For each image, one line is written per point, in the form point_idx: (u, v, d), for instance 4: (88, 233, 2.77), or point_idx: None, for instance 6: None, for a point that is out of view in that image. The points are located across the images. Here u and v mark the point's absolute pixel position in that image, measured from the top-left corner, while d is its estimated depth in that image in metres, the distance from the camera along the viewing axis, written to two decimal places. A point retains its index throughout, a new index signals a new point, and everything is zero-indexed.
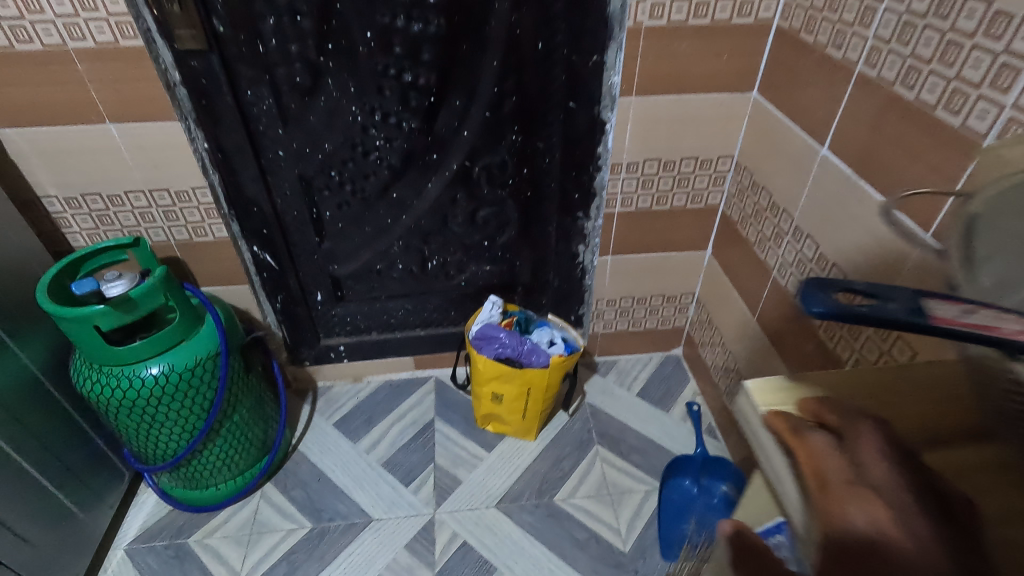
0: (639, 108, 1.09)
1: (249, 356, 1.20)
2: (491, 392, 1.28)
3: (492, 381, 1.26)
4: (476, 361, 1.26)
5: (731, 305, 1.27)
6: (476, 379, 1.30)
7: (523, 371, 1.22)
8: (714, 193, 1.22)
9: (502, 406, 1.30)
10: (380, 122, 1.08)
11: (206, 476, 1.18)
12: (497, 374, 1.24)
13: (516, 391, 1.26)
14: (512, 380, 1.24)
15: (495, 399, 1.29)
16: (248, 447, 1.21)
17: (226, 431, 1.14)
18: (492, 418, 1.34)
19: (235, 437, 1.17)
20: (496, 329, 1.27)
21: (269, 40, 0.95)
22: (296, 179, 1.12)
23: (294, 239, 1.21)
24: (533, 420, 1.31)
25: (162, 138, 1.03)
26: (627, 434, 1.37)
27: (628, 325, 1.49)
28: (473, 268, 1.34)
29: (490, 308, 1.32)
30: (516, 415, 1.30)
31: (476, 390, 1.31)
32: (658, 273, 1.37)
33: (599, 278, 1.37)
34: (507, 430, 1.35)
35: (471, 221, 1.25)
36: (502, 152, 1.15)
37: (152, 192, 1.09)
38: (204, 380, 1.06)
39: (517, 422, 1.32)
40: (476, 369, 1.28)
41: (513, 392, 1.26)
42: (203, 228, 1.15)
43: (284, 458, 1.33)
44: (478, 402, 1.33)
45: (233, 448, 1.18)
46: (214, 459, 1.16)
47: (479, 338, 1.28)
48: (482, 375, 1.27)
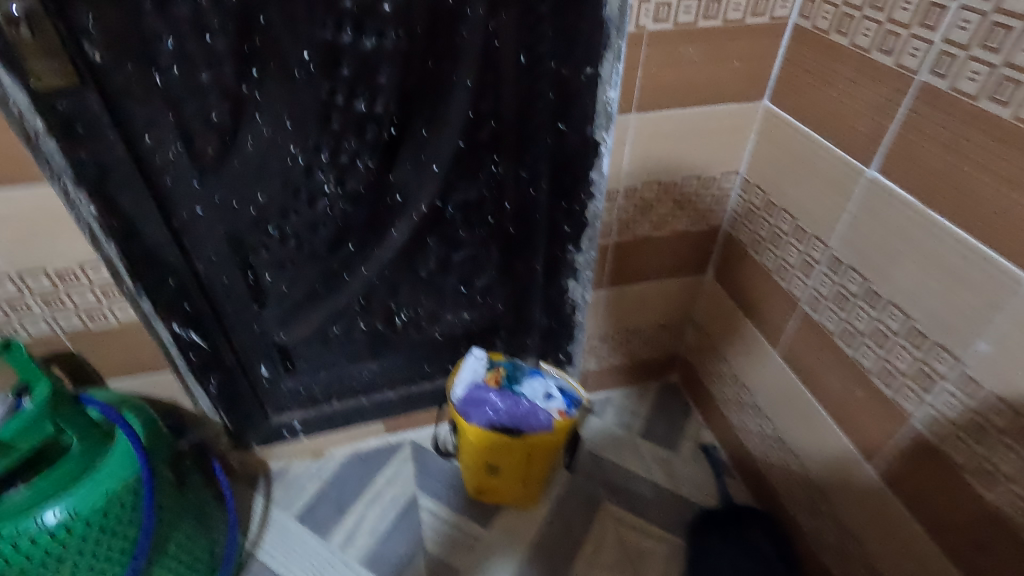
0: (639, 126, 0.92)
1: (181, 467, 0.95)
2: (487, 463, 1.10)
3: (488, 452, 1.08)
4: (465, 430, 1.07)
5: (741, 334, 1.14)
6: (465, 449, 1.10)
7: (527, 438, 1.05)
8: (716, 213, 1.09)
9: (500, 476, 1.11)
10: (328, 162, 0.86)
11: None
12: (494, 444, 1.06)
13: (517, 460, 1.08)
14: (512, 449, 1.06)
15: (490, 470, 1.11)
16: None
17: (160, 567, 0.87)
18: (486, 489, 1.16)
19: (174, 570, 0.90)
20: (486, 389, 1.10)
21: (169, 68, 0.71)
22: (223, 239, 0.88)
23: (226, 310, 0.97)
24: (535, 485, 1.14)
25: (27, 206, 0.75)
26: (636, 483, 1.23)
27: (622, 358, 1.34)
28: (449, 318, 1.14)
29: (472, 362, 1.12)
30: (516, 484, 1.13)
31: (466, 460, 1.12)
32: (654, 301, 1.23)
33: (591, 314, 1.21)
34: (504, 499, 1.17)
35: (444, 266, 1.05)
36: (480, 186, 0.96)
37: (20, 275, 0.81)
38: (123, 515, 0.80)
39: (516, 491, 1.14)
40: (465, 438, 1.09)
41: (512, 461, 1.08)
42: (101, 311, 0.88)
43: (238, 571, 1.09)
44: (469, 473, 1.14)
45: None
46: None
47: (465, 402, 1.09)
48: (474, 447, 1.08)
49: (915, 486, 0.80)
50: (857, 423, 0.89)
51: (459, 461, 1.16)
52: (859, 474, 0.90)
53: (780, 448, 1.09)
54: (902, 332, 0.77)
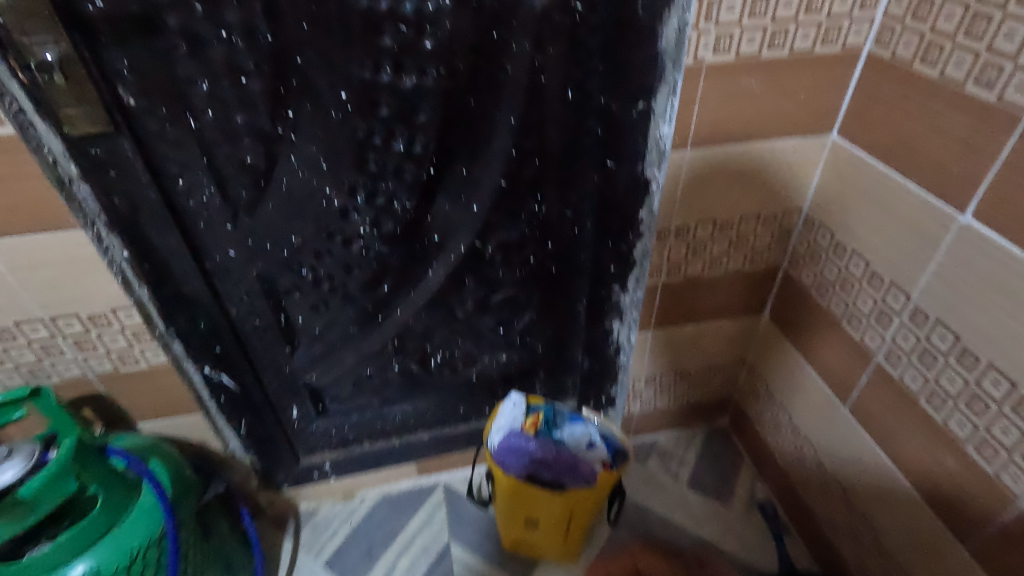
0: (693, 162, 0.86)
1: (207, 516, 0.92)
2: (523, 516, 1.03)
3: (524, 505, 1.02)
4: (500, 481, 1.01)
5: (802, 384, 1.04)
6: (500, 500, 1.05)
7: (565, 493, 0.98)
8: (775, 252, 1.00)
9: (537, 531, 1.05)
10: (363, 204, 0.82)
11: None
12: (529, 497, 1.00)
13: (555, 515, 1.01)
14: (549, 503, 1.00)
15: (527, 524, 1.04)
16: None
17: None
18: (523, 543, 1.09)
19: None
20: (522, 436, 1.03)
21: (203, 111, 0.69)
22: (256, 281, 0.86)
23: (258, 352, 0.94)
24: (575, 541, 1.07)
25: (60, 252, 0.74)
26: (683, 539, 1.14)
27: (668, 402, 1.25)
28: (486, 358, 1.09)
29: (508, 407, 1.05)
30: (555, 539, 1.06)
31: (501, 512, 1.06)
32: (704, 343, 1.15)
33: (637, 357, 1.13)
34: (543, 554, 1.10)
35: (482, 307, 1.00)
36: (521, 226, 0.91)
37: (53, 320, 0.79)
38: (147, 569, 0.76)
39: (554, 546, 1.07)
40: (500, 490, 1.03)
41: (550, 516, 1.02)
42: (132, 354, 0.86)
43: None
44: (506, 526, 1.08)
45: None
46: None
47: (501, 452, 1.02)
48: (509, 498, 1.02)
49: (1001, 563, 0.72)
50: (945, 495, 0.79)
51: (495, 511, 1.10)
52: (946, 553, 0.80)
53: (848, 511, 0.99)
54: (1004, 399, 0.68)
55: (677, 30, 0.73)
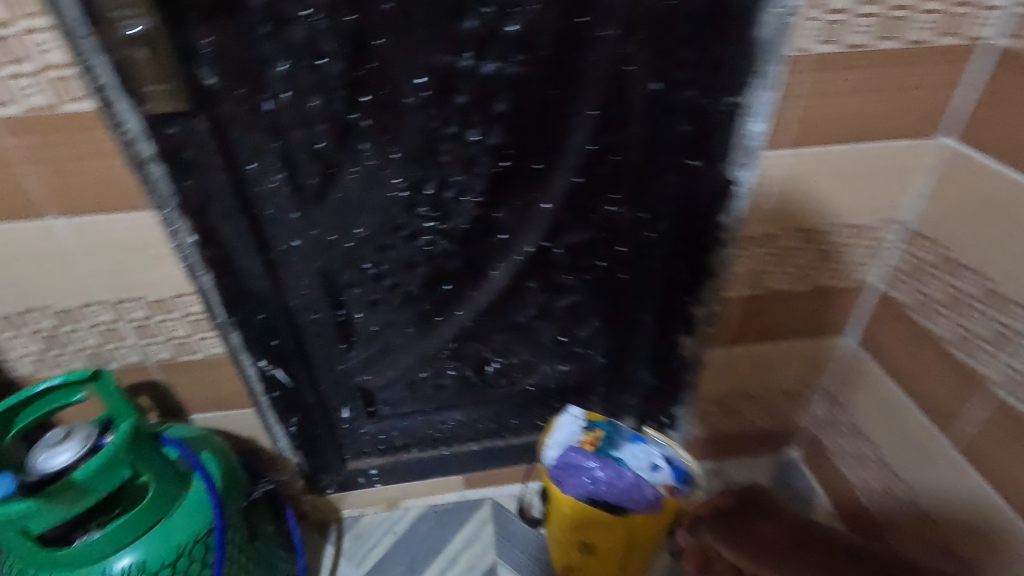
0: (787, 164, 0.78)
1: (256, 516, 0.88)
2: (579, 542, 0.96)
3: (581, 529, 0.94)
4: (557, 501, 0.94)
5: (895, 414, 0.95)
6: (554, 523, 0.98)
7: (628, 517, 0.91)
8: (869, 267, 0.92)
9: (593, 558, 0.97)
10: (431, 197, 0.78)
11: None
12: (589, 521, 0.92)
13: (615, 541, 0.94)
14: (610, 529, 0.92)
15: (583, 549, 0.97)
16: None
17: None
18: (575, 571, 1.02)
19: None
20: (582, 455, 0.96)
21: (279, 94, 0.67)
22: (317, 274, 0.83)
23: (314, 348, 0.91)
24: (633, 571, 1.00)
25: (129, 234, 0.73)
26: None
27: (736, 427, 1.16)
28: (544, 369, 1.03)
29: (564, 423, 1.00)
30: (611, 568, 0.98)
31: (553, 536, 0.99)
32: (780, 365, 1.06)
33: (706, 375, 1.05)
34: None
35: (544, 314, 0.95)
36: (592, 227, 0.86)
37: (118, 303, 0.79)
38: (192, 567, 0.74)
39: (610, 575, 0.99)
40: (554, 510, 0.96)
41: (609, 543, 0.94)
42: (191, 343, 0.84)
43: None
44: (558, 552, 1.01)
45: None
46: None
47: (558, 471, 0.95)
48: (566, 522, 0.95)
49: None
50: None
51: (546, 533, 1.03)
52: None
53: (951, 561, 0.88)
54: None
55: (779, 18, 0.67)
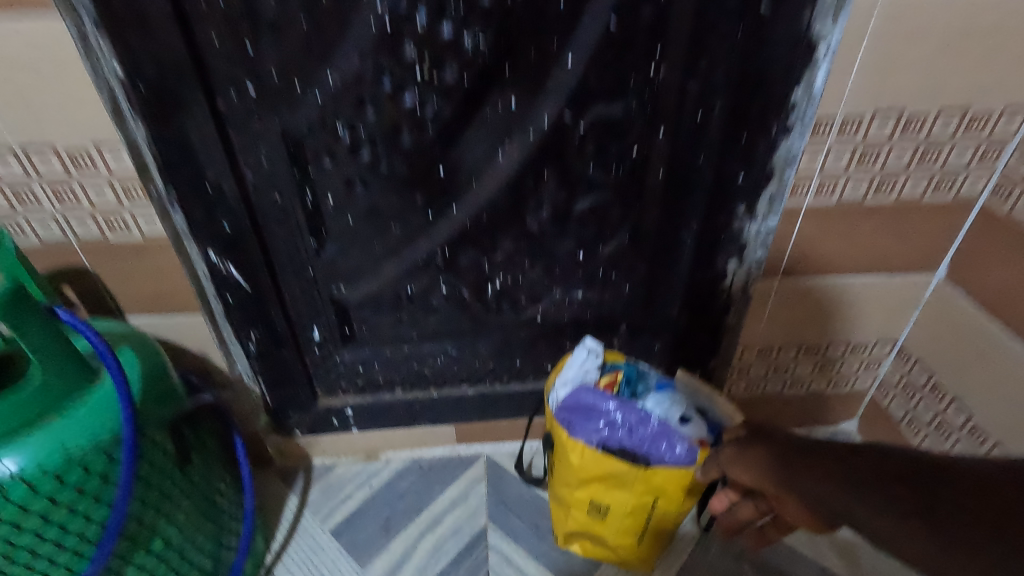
0: (887, 12, 0.61)
1: (198, 430, 0.72)
2: (590, 502, 0.77)
3: (593, 485, 0.76)
4: (564, 449, 0.76)
5: (1000, 368, 0.76)
6: (560, 478, 0.79)
7: (652, 472, 0.72)
8: (976, 175, 0.72)
9: (607, 524, 0.79)
10: (425, 37, 0.61)
11: None
12: (602, 475, 0.74)
13: (634, 503, 0.75)
14: (629, 486, 0.74)
15: (595, 510, 0.78)
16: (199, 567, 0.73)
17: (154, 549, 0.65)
18: (584, 539, 0.84)
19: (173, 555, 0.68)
20: (600, 396, 0.76)
21: None
22: (279, 140, 0.66)
23: (277, 243, 0.75)
24: (655, 545, 0.81)
25: (32, 50, 0.57)
26: (798, 567, 0.85)
27: (782, 388, 0.97)
28: (557, 296, 0.85)
29: (582, 358, 0.80)
30: (628, 538, 0.80)
31: (559, 495, 0.81)
32: (846, 308, 0.87)
33: (753, 315, 0.87)
34: (609, 558, 0.84)
35: (561, 220, 0.77)
36: (628, 99, 0.67)
37: (25, 151, 0.63)
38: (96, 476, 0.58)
39: (627, 546, 0.81)
40: (561, 461, 0.78)
41: (627, 505, 0.76)
42: (122, 217, 0.68)
43: None
44: (564, 515, 0.82)
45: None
46: None
47: (566, 413, 0.77)
48: (573, 475, 0.76)
49: None
50: None
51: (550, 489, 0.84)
52: None
53: None
54: None
55: None
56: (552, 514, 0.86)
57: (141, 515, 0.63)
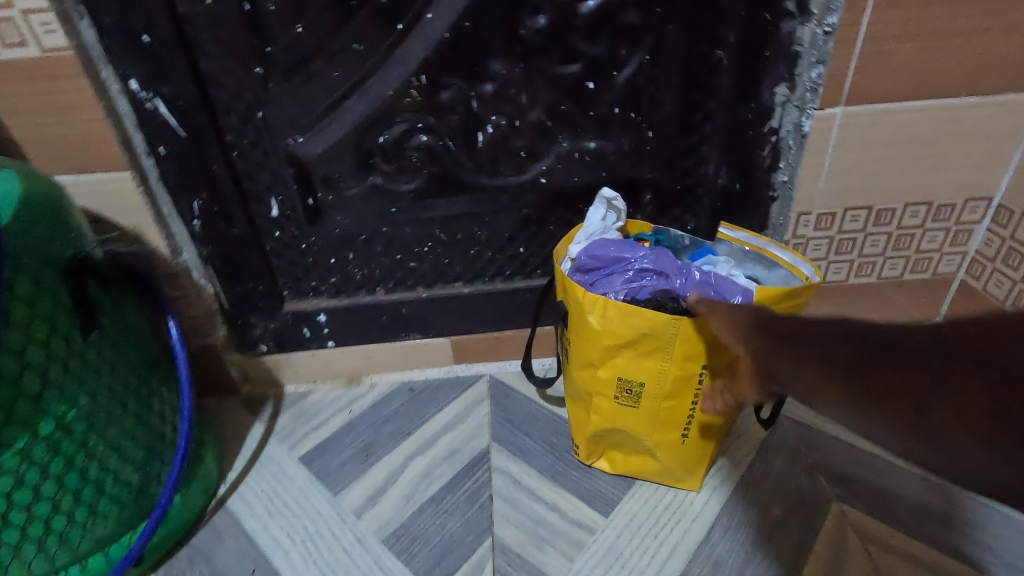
0: None
1: (110, 286, 0.57)
2: (618, 382, 0.60)
3: (621, 357, 0.59)
4: (580, 313, 0.59)
5: None
6: (578, 356, 0.62)
7: (696, 326, 0.55)
8: None
9: (641, 413, 0.61)
10: None
11: (31, 546, 0.53)
12: (632, 337, 0.57)
13: (676, 375, 0.58)
14: (668, 350, 0.57)
15: (623, 393, 0.61)
16: (119, 462, 0.57)
17: (50, 422, 0.50)
18: (612, 442, 0.67)
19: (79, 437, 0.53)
20: (623, 245, 0.61)
21: None
22: None
23: (213, 71, 0.61)
24: (703, 440, 0.64)
25: None
26: (889, 479, 0.67)
27: (847, 275, 0.79)
28: (564, 149, 0.69)
29: (600, 213, 0.65)
30: (668, 431, 0.63)
31: (578, 382, 0.64)
32: (928, 152, 0.69)
33: (810, 165, 0.69)
34: (646, 466, 0.67)
35: (563, 33, 0.61)
36: None
37: None
38: None
39: (669, 443, 0.64)
40: (577, 332, 0.61)
41: (667, 379, 0.59)
42: (12, 21, 0.55)
43: (204, 504, 0.70)
44: (585, 410, 0.65)
45: (65, 497, 0.53)
46: (38, 495, 0.51)
47: (583, 274, 0.62)
48: (595, 345, 0.59)
49: None
50: None
51: (566, 378, 0.67)
52: None
53: None
54: None
55: None
56: (570, 415, 0.69)
57: (27, 372, 0.48)
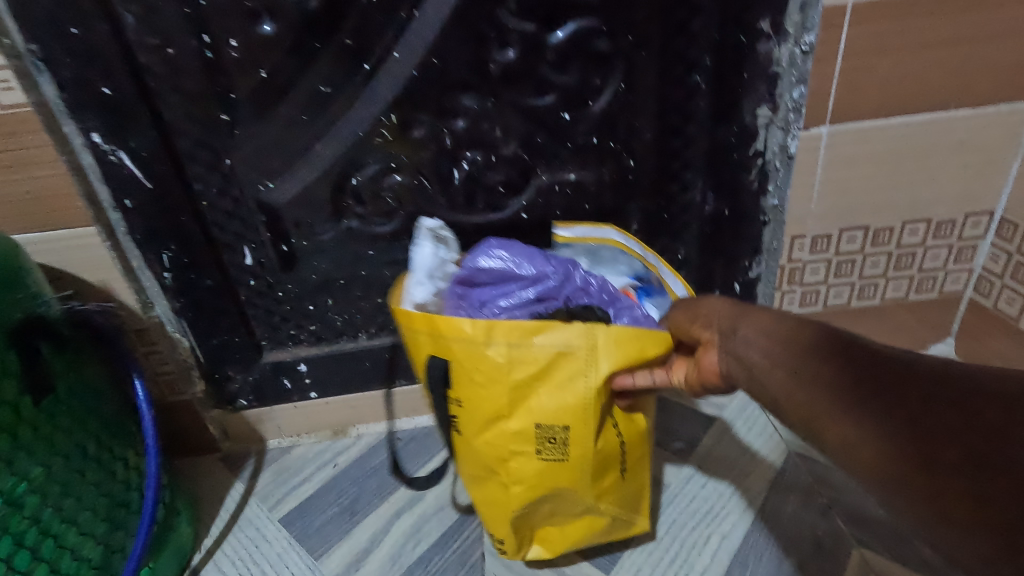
0: None
1: (68, 349, 0.54)
2: (536, 428, 0.53)
3: (535, 392, 0.52)
4: (480, 353, 0.51)
5: None
6: (483, 413, 0.54)
7: (610, 336, 0.51)
8: None
9: (569, 460, 0.54)
10: None
11: None
12: (545, 362, 0.51)
13: (599, 402, 0.52)
14: (585, 370, 0.51)
15: (545, 441, 0.53)
16: (74, 539, 0.53)
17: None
18: (543, 507, 0.58)
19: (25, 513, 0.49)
20: (513, 258, 0.61)
21: None
22: None
23: (177, 120, 0.59)
24: (636, 462, 0.59)
25: None
26: None
27: (849, 297, 0.76)
28: (543, 182, 0.67)
29: (429, 246, 0.62)
30: (604, 476, 0.57)
31: (486, 448, 0.55)
32: (922, 168, 0.66)
33: (801, 186, 0.67)
34: (592, 520, 0.59)
35: (533, 65, 0.60)
36: None
37: None
38: None
39: (602, 483, 0.57)
40: (478, 383, 0.53)
41: (591, 410, 0.52)
42: None
43: None
44: (503, 480, 0.56)
45: None
46: None
47: (456, 293, 0.61)
48: (504, 386, 0.52)
49: None
50: None
51: (464, 450, 0.58)
52: None
53: None
54: None
55: None
56: (483, 501, 0.59)
57: None
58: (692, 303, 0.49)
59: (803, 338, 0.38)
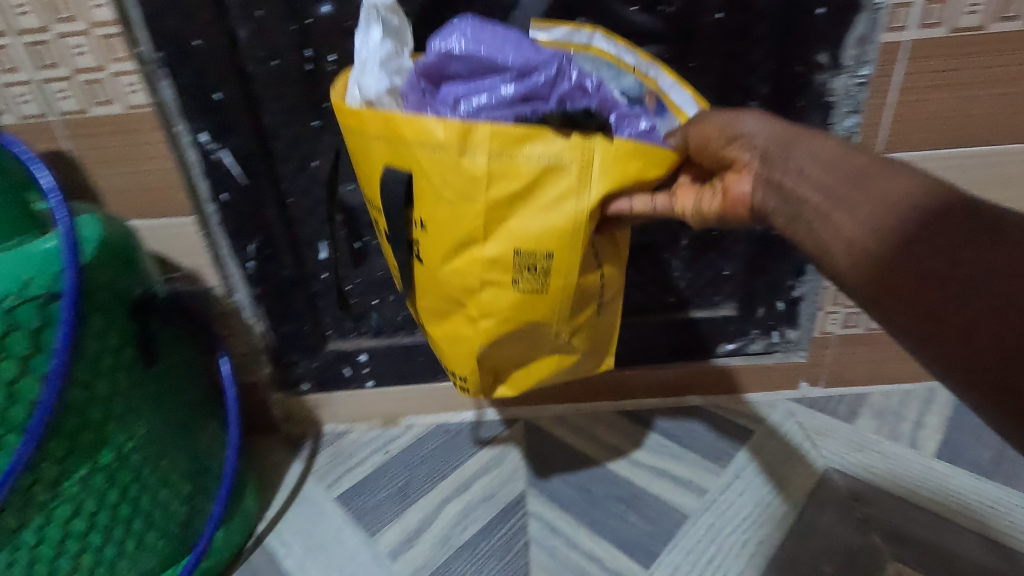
0: None
1: (173, 326, 0.61)
2: (515, 255, 0.48)
3: (516, 212, 0.47)
4: (453, 163, 0.45)
5: None
6: (453, 235, 0.48)
7: (608, 153, 0.46)
8: None
9: (549, 291, 0.50)
10: None
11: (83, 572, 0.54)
12: (530, 179, 0.46)
13: (587, 229, 0.48)
14: (575, 188, 0.46)
15: (525, 268, 0.49)
16: (168, 495, 0.59)
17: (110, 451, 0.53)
18: (511, 346, 0.54)
19: (132, 468, 0.55)
20: (487, 42, 0.47)
21: None
22: None
23: (274, 124, 0.65)
24: (610, 302, 0.57)
25: None
26: (947, 536, 0.64)
27: None
28: None
29: (378, 37, 0.49)
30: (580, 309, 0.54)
31: (453, 275, 0.50)
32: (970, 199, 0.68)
33: None
34: (561, 362, 0.56)
35: None
36: None
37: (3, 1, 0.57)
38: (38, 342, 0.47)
39: (577, 320, 0.54)
40: (448, 202, 0.47)
41: (579, 238, 0.48)
42: (103, 81, 0.61)
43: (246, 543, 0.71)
44: (468, 311, 0.51)
45: (118, 525, 0.55)
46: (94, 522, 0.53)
47: (418, 88, 0.50)
48: (481, 206, 0.46)
49: None
50: None
51: (425, 281, 0.53)
52: None
53: None
54: None
55: None
56: (443, 336, 0.54)
57: (97, 402, 0.51)
58: (727, 115, 0.45)
59: (872, 179, 0.36)
